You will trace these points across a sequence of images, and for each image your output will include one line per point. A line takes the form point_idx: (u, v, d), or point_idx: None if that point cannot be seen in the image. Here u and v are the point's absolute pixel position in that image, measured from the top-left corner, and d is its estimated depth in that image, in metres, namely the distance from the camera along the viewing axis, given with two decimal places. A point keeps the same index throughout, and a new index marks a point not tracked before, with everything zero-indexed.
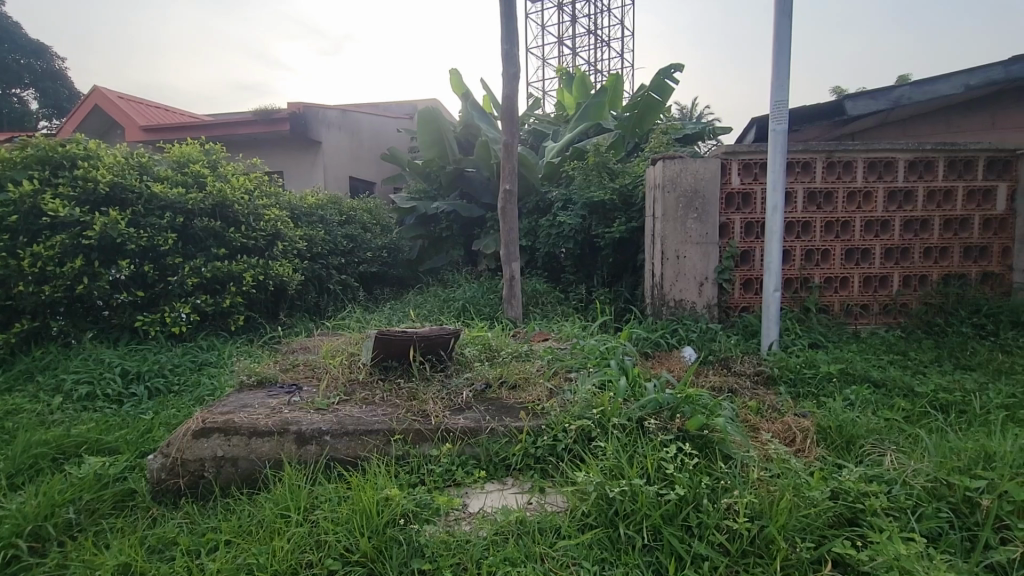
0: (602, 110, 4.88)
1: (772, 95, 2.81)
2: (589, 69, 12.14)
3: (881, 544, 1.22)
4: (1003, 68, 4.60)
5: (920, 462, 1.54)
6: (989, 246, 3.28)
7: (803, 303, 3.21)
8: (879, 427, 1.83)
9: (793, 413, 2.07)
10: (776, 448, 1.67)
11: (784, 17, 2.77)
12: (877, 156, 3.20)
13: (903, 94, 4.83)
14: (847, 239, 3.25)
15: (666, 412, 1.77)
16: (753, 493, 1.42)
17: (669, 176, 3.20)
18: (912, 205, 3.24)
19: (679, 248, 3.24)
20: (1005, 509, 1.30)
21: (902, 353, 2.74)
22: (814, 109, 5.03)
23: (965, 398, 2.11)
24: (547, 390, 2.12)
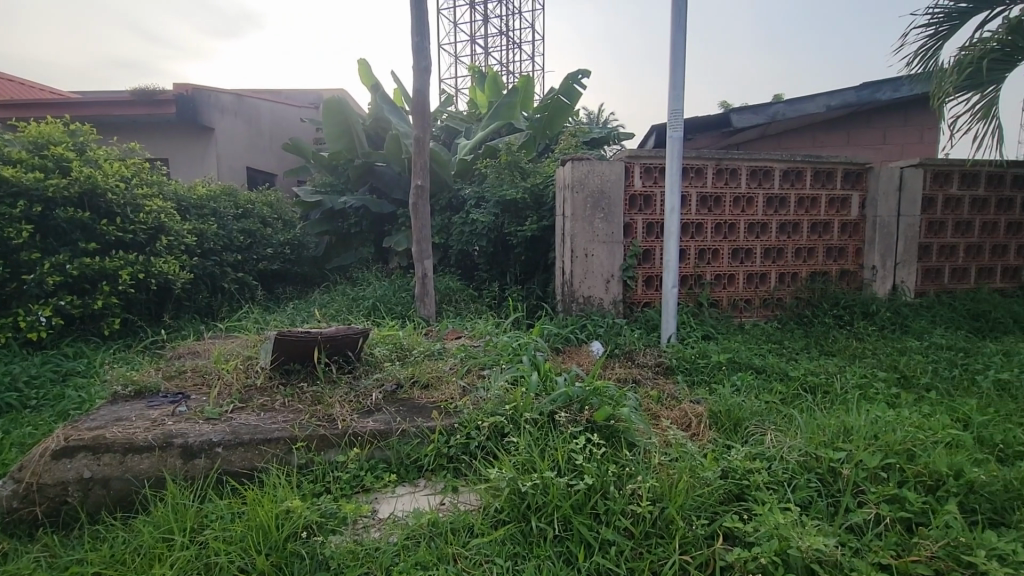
0: (515, 110, 4.92)
1: (669, 104, 3.00)
2: (501, 69, 12.26)
3: (764, 516, 1.33)
4: (854, 93, 5.33)
5: (794, 439, 1.72)
6: (846, 247, 3.76)
7: (697, 298, 3.47)
8: (760, 409, 2.02)
9: (688, 400, 2.23)
10: (675, 434, 1.79)
11: (680, 32, 2.97)
12: (757, 165, 3.54)
13: (778, 111, 5.42)
14: (734, 239, 3.56)
15: (576, 405, 1.82)
16: (654, 477, 1.50)
17: (577, 176, 3.30)
18: (786, 210, 3.63)
19: (587, 247, 3.35)
20: (861, 476, 1.48)
21: (778, 342, 3.06)
22: (704, 120, 5.49)
23: (829, 379, 2.40)
24: (460, 388, 2.09)
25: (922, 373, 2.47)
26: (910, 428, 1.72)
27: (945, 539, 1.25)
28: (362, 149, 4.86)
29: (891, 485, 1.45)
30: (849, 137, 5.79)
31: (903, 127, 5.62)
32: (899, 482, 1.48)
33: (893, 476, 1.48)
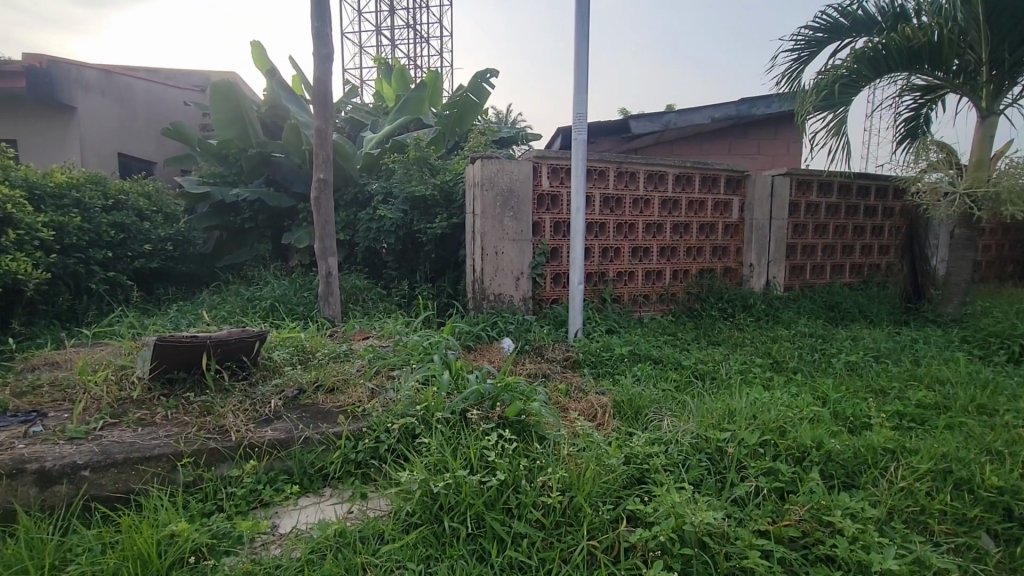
0: (422, 105, 4.86)
1: (574, 107, 3.11)
2: (408, 63, 11.99)
3: (662, 496, 1.42)
4: (735, 107, 5.92)
5: (687, 423, 1.86)
6: (728, 246, 4.15)
7: (601, 294, 3.64)
8: (658, 397, 2.17)
9: (593, 391, 2.34)
10: (582, 425, 1.86)
11: (583, 39, 3.09)
12: (653, 169, 3.80)
13: (671, 120, 5.89)
14: (633, 239, 3.79)
15: (488, 401, 1.84)
16: (563, 468, 1.55)
17: (487, 175, 3.32)
18: (679, 212, 3.93)
19: (497, 245, 3.39)
20: (743, 453, 1.64)
21: (673, 334, 3.31)
22: (606, 125, 5.84)
23: (715, 366, 2.64)
24: (368, 391, 2.02)
25: (791, 358, 2.79)
26: (782, 408, 1.94)
27: (810, 503, 1.42)
28: (258, 137, 4.50)
29: (767, 459, 1.62)
30: (731, 146, 6.43)
31: (774, 139, 6.35)
32: (774, 455, 1.66)
33: (769, 451, 1.66)
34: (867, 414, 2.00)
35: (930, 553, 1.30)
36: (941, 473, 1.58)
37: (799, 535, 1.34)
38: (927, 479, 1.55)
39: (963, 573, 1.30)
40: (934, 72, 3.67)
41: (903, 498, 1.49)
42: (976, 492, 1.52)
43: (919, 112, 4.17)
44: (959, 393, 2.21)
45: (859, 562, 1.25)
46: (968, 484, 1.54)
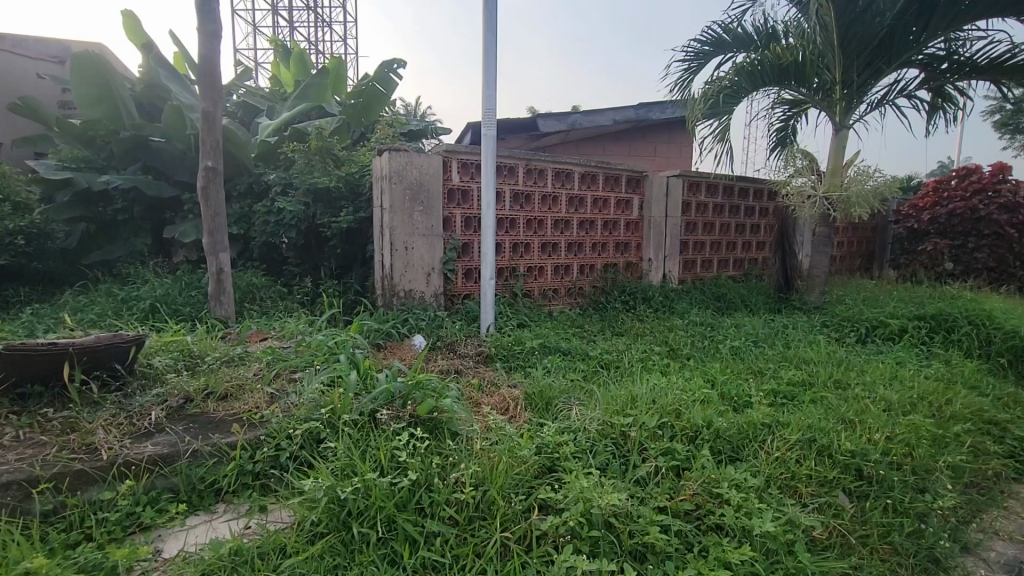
0: (325, 91, 4.58)
1: (483, 103, 3.11)
2: (309, 48, 11.31)
3: (572, 483, 1.47)
4: (634, 111, 6.29)
5: (594, 411, 1.95)
6: (629, 242, 4.39)
7: (512, 289, 3.70)
8: (566, 387, 2.25)
9: (505, 384, 2.38)
10: (495, 419, 1.88)
11: (491, 35, 3.10)
12: (560, 167, 3.92)
13: (576, 121, 6.13)
14: (542, 234, 3.88)
15: (398, 401, 1.79)
16: (476, 463, 1.55)
17: (394, 168, 3.22)
18: (584, 209, 4.09)
19: (407, 240, 3.30)
20: (644, 436, 1.75)
21: (580, 326, 3.45)
22: (515, 121, 5.93)
23: (619, 356, 2.79)
24: (267, 395, 1.88)
25: (685, 346, 3.02)
26: (677, 392, 2.09)
27: (702, 478, 1.54)
28: (130, 117, 4.03)
29: (666, 440, 1.74)
30: (630, 148, 6.83)
31: (667, 144, 6.93)
32: (671, 436, 1.79)
33: (667, 432, 1.79)
34: (748, 393, 2.22)
35: (800, 513, 1.47)
36: (807, 442, 1.79)
37: (693, 508, 1.45)
38: (796, 448, 1.76)
39: (826, 527, 1.48)
40: (800, 88, 4.12)
41: (778, 466, 1.67)
42: (834, 456, 1.74)
43: (788, 123, 4.69)
44: (820, 371, 2.53)
45: (743, 527, 1.38)
46: (828, 450, 1.76)
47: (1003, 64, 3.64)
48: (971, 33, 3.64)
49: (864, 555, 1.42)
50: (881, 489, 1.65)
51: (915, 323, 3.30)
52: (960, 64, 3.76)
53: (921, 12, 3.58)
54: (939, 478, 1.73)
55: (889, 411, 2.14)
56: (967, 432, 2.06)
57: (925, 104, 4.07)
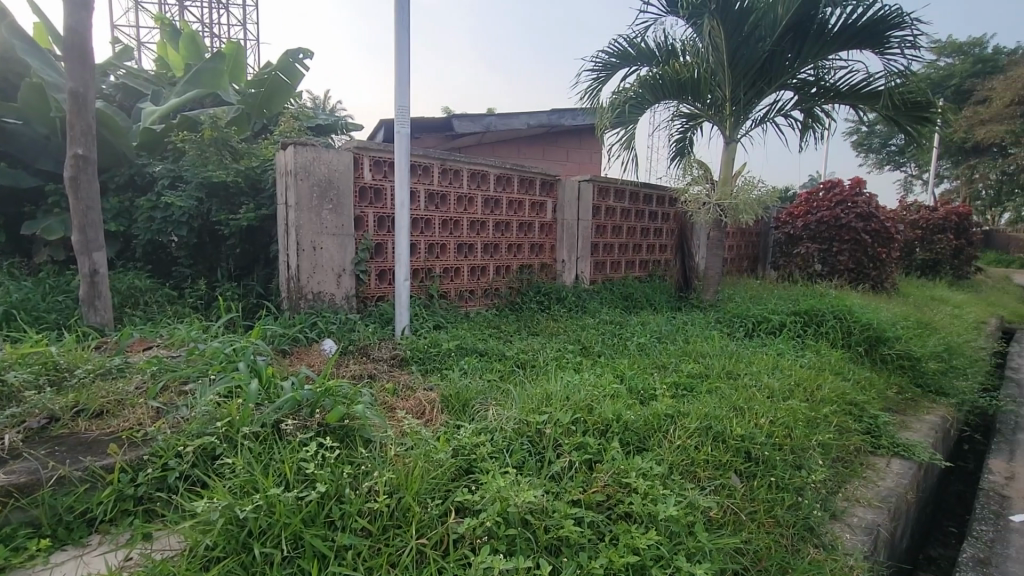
0: (220, 79, 4.20)
1: (396, 100, 3.04)
2: (202, 29, 10.39)
3: (489, 483, 1.47)
4: (547, 116, 6.45)
5: (510, 410, 1.97)
6: (544, 244, 4.50)
7: (427, 291, 3.64)
8: (483, 388, 2.26)
9: (421, 388, 2.34)
10: (410, 424, 1.84)
11: (404, 31, 3.03)
12: (475, 169, 3.92)
13: (491, 123, 6.17)
14: (458, 235, 3.86)
15: (305, 410, 1.70)
16: (389, 470, 1.51)
17: (300, 164, 3.05)
18: (500, 210, 4.13)
19: (315, 240, 3.13)
20: (558, 432, 1.80)
21: (497, 327, 3.48)
22: (429, 121, 5.85)
23: (534, 355, 2.85)
24: (153, 410, 1.70)
25: (596, 343, 3.15)
26: (589, 388, 2.18)
27: (612, 469, 1.62)
28: None
29: (579, 435, 1.80)
30: (544, 152, 7.01)
31: (579, 150, 7.21)
32: (583, 430, 1.86)
33: (580, 427, 1.85)
34: (653, 387, 2.36)
35: (698, 496, 1.58)
36: (705, 429, 1.94)
37: (604, 498, 1.51)
38: (696, 436, 1.89)
39: (721, 507, 1.61)
40: (696, 102, 4.46)
41: (680, 453, 1.79)
42: (727, 441, 1.90)
43: (685, 135, 5.07)
44: (715, 363, 2.76)
45: (650, 513, 1.45)
46: (723, 435, 1.92)
47: (860, 91, 4.17)
48: (834, 62, 4.13)
49: (752, 528, 1.55)
50: (767, 468, 1.83)
51: (792, 318, 3.69)
52: (826, 89, 4.25)
53: (795, 40, 4.01)
54: (813, 455, 1.95)
55: (771, 397, 2.38)
56: (834, 413, 2.34)
57: (799, 123, 4.55)
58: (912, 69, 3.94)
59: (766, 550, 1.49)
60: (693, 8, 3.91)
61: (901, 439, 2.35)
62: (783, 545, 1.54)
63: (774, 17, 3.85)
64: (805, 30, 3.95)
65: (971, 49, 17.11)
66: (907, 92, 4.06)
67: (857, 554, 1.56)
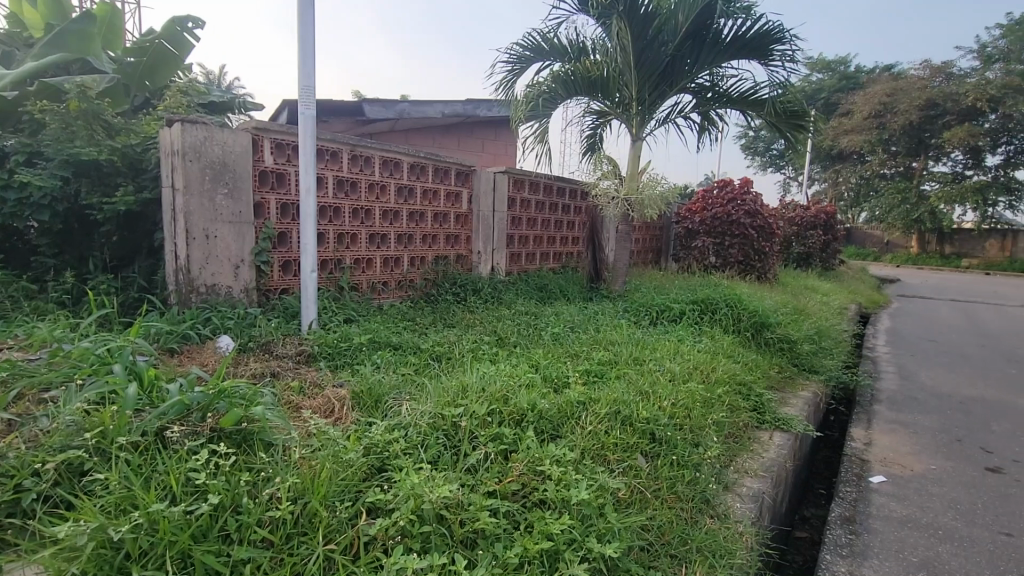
0: (91, 42, 3.71)
1: (300, 78, 2.83)
2: None
3: (402, 481, 1.42)
4: (461, 105, 6.36)
5: (424, 404, 1.94)
6: (460, 235, 4.45)
7: (337, 283, 3.47)
8: (397, 382, 2.19)
9: (330, 385, 2.23)
10: (317, 423, 1.74)
11: (309, 6, 2.84)
12: (388, 156, 3.78)
13: (405, 110, 5.98)
14: (370, 225, 3.71)
15: (195, 415, 1.55)
16: (293, 475, 1.41)
17: (189, 143, 2.75)
18: (414, 200, 4.02)
19: (208, 227, 2.86)
20: (474, 424, 1.79)
21: (412, 320, 3.40)
22: (337, 104, 5.55)
23: (450, 348, 2.81)
24: (2, 424, 1.46)
25: (511, 334, 3.18)
26: (504, 379, 2.19)
27: (527, 458, 1.64)
28: None
29: (494, 426, 1.80)
30: (458, 141, 6.96)
31: (494, 141, 7.22)
32: (499, 421, 1.86)
33: (495, 418, 1.86)
34: (566, 375, 2.43)
35: (608, 478, 1.64)
36: (614, 414, 2.03)
37: (519, 487, 1.52)
38: (605, 421, 1.98)
39: (629, 487, 1.68)
40: (605, 100, 4.63)
41: (591, 438, 1.86)
42: (634, 424, 2.00)
43: (596, 132, 5.24)
44: (623, 351, 2.89)
45: (563, 499, 1.48)
46: (630, 419, 2.02)
47: (748, 98, 4.54)
48: (726, 71, 4.44)
49: (656, 505, 1.65)
50: (669, 447, 1.95)
51: (691, 307, 3.97)
52: (720, 95, 4.57)
53: (694, 47, 4.27)
54: (709, 433, 2.11)
55: (673, 380, 2.55)
56: (727, 393, 2.55)
57: (697, 125, 4.86)
58: (790, 82, 4.36)
59: (669, 525, 1.59)
60: (603, 8, 4.03)
61: (782, 414, 2.61)
62: (684, 518, 1.66)
63: (674, 25, 4.08)
64: (702, 39, 4.23)
65: (838, 66, 19.32)
66: (786, 102, 4.48)
67: (745, 521, 1.71)
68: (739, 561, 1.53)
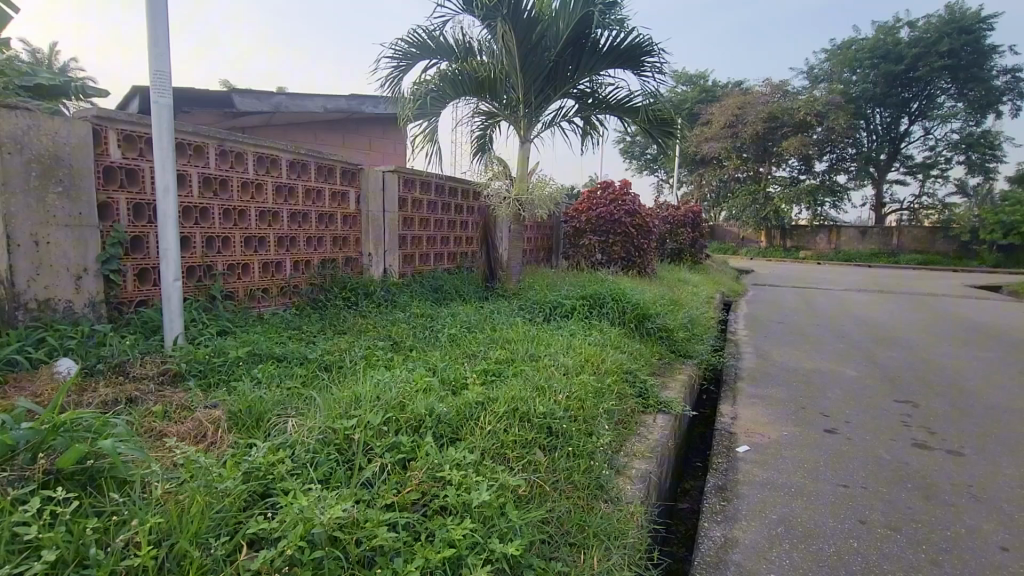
0: None
1: (151, 62, 2.50)
2: None
3: (289, 505, 1.31)
4: (345, 101, 6.06)
5: (313, 419, 1.81)
6: (348, 236, 4.23)
7: (208, 292, 3.13)
8: (282, 398, 2.02)
9: (202, 406, 2.00)
10: (184, 452, 1.55)
11: None
12: (262, 152, 3.47)
13: (281, 102, 5.56)
14: (245, 227, 3.39)
15: (22, 456, 1.30)
16: (154, 514, 1.24)
17: (5, 131, 2.30)
18: (296, 199, 3.75)
19: (36, 232, 2.42)
20: (369, 435, 1.71)
21: (297, 328, 3.16)
22: (201, 94, 5.00)
23: (341, 356, 2.66)
24: None
25: (407, 338, 3.09)
26: (401, 385, 2.13)
27: (427, 465, 1.60)
28: None
29: (391, 435, 1.73)
30: (343, 138, 6.64)
31: (381, 139, 7.00)
32: (395, 430, 1.80)
33: (391, 427, 1.79)
34: (464, 376, 2.42)
35: (508, 476, 1.65)
36: (511, 411, 2.06)
37: (418, 496, 1.48)
38: (504, 419, 2.00)
39: (528, 483, 1.71)
40: (493, 100, 4.70)
41: (490, 438, 1.86)
42: (531, 419, 2.05)
43: (486, 132, 5.29)
44: (519, 348, 2.95)
45: (464, 503, 1.46)
46: (527, 415, 2.07)
47: (624, 105, 4.86)
48: (604, 78, 4.73)
49: (555, 497, 1.70)
50: (565, 439, 2.02)
51: (581, 302, 4.17)
52: (600, 100, 4.84)
53: (574, 54, 4.48)
54: (600, 422, 2.23)
55: (567, 374, 2.65)
56: (615, 383, 2.71)
57: (580, 129, 5.10)
58: (659, 91, 4.75)
59: (566, 514, 1.65)
60: (487, 9, 4.06)
61: (663, 397, 2.84)
62: (581, 505, 1.73)
63: (555, 31, 4.28)
64: (581, 46, 4.45)
65: (698, 79, 21.45)
66: (657, 111, 4.87)
67: (636, 500, 1.83)
68: (631, 540, 1.64)
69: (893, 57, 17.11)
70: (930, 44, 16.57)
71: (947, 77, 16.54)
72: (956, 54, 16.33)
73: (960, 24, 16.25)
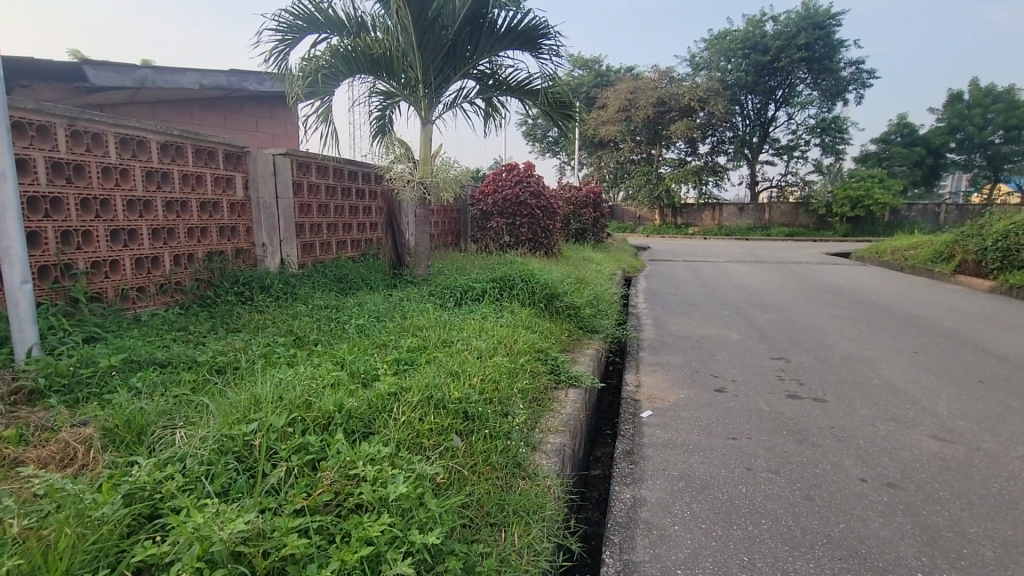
0: None
1: None
2: None
3: (181, 525, 1.19)
4: (224, 76, 5.48)
5: (205, 428, 1.65)
6: (237, 225, 3.89)
7: (68, 294, 2.73)
8: (167, 407, 1.82)
9: (68, 425, 1.75)
10: (47, 481, 1.36)
11: None
12: (126, 133, 3.05)
13: (147, 77, 4.91)
14: (111, 218, 2.97)
15: None
16: (10, 557, 1.08)
17: None
18: (172, 186, 3.36)
19: None
20: (271, 439, 1.59)
21: (183, 329, 2.87)
22: (42, 64, 4.27)
23: (235, 356, 2.46)
24: None
25: (311, 331, 2.93)
26: (305, 383, 2.01)
27: (338, 463, 1.53)
28: None
29: (297, 437, 1.63)
30: (224, 117, 6.05)
31: (269, 119, 6.46)
32: (302, 431, 1.69)
33: (297, 428, 1.69)
34: (374, 367, 2.34)
35: (426, 466, 1.63)
36: (426, 399, 2.03)
37: (331, 497, 1.41)
38: (418, 408, 1.96)
39: (447, 469, 1.70)
40: (391, 80, 4.51)
41: (405, 429, 1.83)
42: (446, 405, 2.03)
43: (385, 113, 5.09)
44: (431, 335, 2.91)
45: (380, 498, 1.42)
46: (442, 401, 2.05)
47: (524, 88, 4.89)
48: (503, 60, 4.71)
49: (474, 480, 1.71)
50: (482, 422, 2.02)
51: (492, 285, 4.20)
52: (500, 82, 4.83)
53: (473, 34, 4.42)
54: (515, 401, 2.28)
55: (480, 356, 2.67)
56: (528, 362, 2.78)
57: (482, 111, 5.06)
58: (557, 74, 4.83)
59: (486, 495, 1.67)
60: None
61: (574, 372, 2.95)
62: (500, 485, 1.76)
63: (452, 9, 4.13)
64: (479, 26, 4.39)
65: (593, 64, 22.18)
66: (556, 93, 4.97)
67: (552, 474, 1.90)
68: (549, 513, 1.70)
69: (760, 49, 18.83)
70: (790, 38, 18.41)
71: (804, 68, 18.56)
72: (812, 48, 18.34)
73: (814, 20, 18.20)
